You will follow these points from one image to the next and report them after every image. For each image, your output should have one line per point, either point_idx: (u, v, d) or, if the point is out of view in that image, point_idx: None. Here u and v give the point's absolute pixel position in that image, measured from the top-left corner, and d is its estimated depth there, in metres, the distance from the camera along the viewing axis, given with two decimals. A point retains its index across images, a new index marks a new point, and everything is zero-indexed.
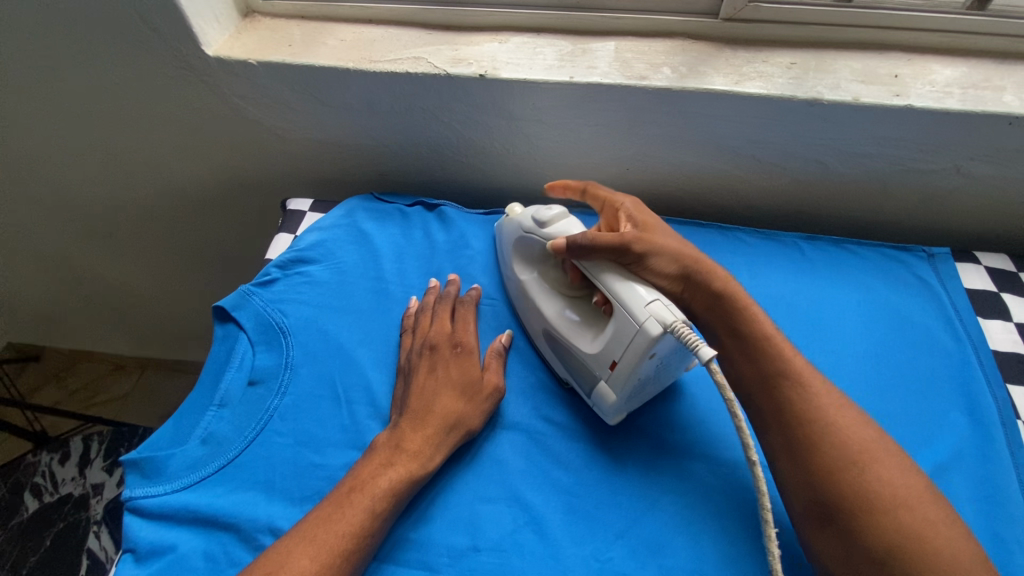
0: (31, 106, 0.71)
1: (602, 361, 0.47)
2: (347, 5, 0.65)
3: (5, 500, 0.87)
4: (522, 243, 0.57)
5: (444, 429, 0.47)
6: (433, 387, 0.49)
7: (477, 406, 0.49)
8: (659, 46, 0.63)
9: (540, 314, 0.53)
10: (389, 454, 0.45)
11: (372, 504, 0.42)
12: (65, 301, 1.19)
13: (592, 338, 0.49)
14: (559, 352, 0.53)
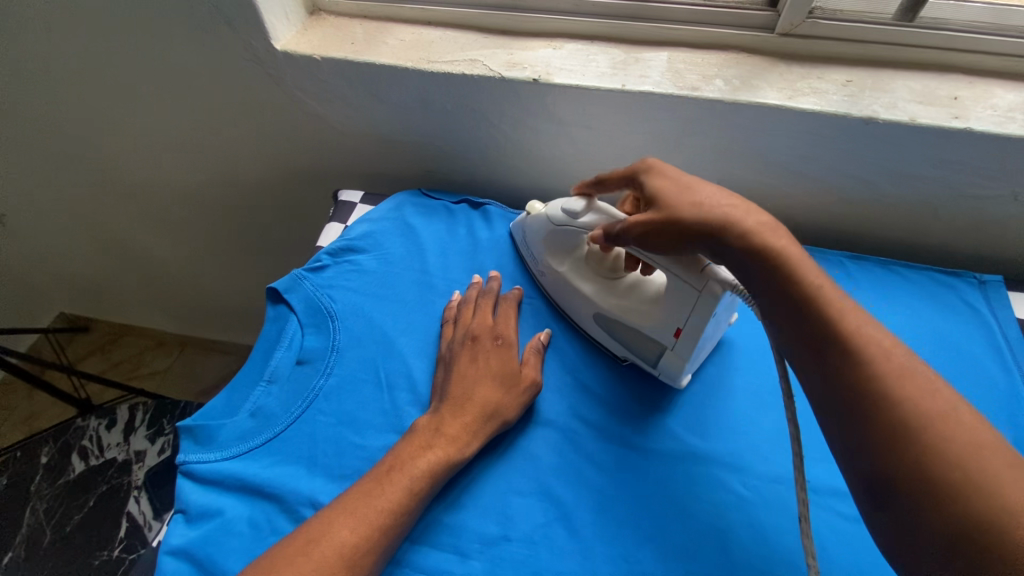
0: (108, 90, 0.76)
1: (665, 330, 0.51)
2: (408, 7, 0.68)
3: (55, 460, 0.92)
4: (551, 234, 0.59)
5: (481, 417, 0.48)
6: (473, 376, 0.51)
7: (515, 397, 0.50)
8: (713, 58, 0.63)
9: (584, 299, 0.57)
10: (427, 434, 0.47)
11: (411, 484, 0.43)
12: (118, 277, 1.25)
13: (649, 316, 0.52)
14: (616, 333, 0.56)
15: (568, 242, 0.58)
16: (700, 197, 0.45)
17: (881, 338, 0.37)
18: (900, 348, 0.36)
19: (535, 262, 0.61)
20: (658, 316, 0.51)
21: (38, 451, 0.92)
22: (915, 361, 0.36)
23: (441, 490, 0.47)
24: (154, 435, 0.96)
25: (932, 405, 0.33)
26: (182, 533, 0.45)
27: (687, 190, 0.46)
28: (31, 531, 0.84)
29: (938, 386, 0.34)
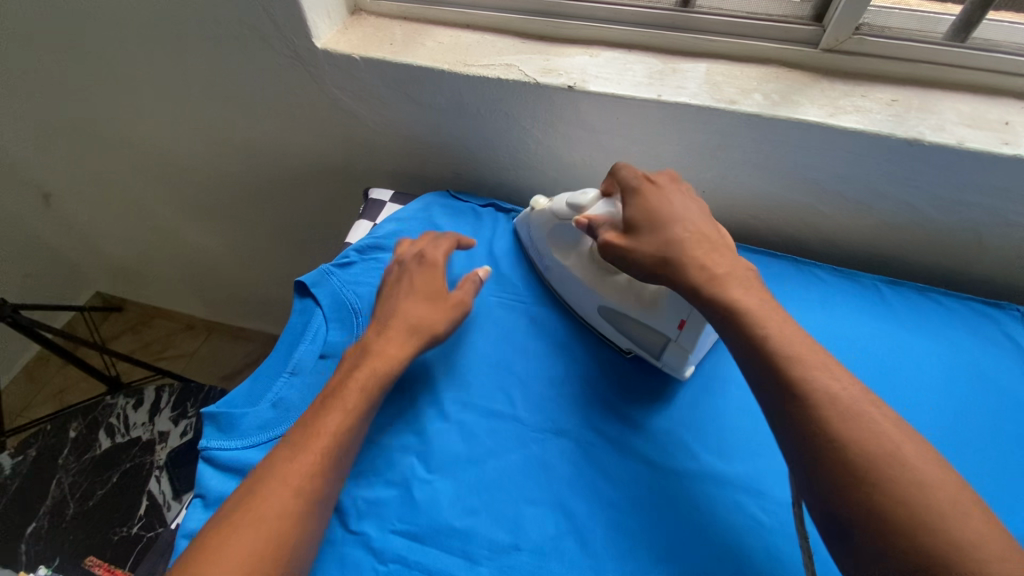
0: (154, 80, 0.78)
1: (670, 322, 0.52)
2: (448, 9, 0.68)
3: (82, 435, 0.94)
4: (557, 227, 0.60)
5: (407, 332, 0.52)
6: (399, 296, 0.55)
7: (443, 312, 0.54)
8: (752, 72, 0.62)
9: (588, 293, 0.57)
10: (357, 354, 0.50)
11: (347, 407, 0.46)
12: (152, 260, 1.29)
13: (656, 308, 0.53)
14: (621, 326, 0.57)
15: (573, 235, 0.60)
16: (659, 243, 0.50)
17: (832, 383, 0.40)
18: (849, 391, 0.39)
19: (541, 256, 0.63)
20: (662, 310, 0.53)
21: (68, 426, 0.95)
22: (864, 403, 0.39)
23: (452, 494, 0.47)
24: (179, 417, 0.97)
25: (878, 446, 0.36)
26: (199, 517, 0.46)
27: (652, 232, 0.50)
28: (56, 502, 0.86)
29: (885, 427, 0.37)
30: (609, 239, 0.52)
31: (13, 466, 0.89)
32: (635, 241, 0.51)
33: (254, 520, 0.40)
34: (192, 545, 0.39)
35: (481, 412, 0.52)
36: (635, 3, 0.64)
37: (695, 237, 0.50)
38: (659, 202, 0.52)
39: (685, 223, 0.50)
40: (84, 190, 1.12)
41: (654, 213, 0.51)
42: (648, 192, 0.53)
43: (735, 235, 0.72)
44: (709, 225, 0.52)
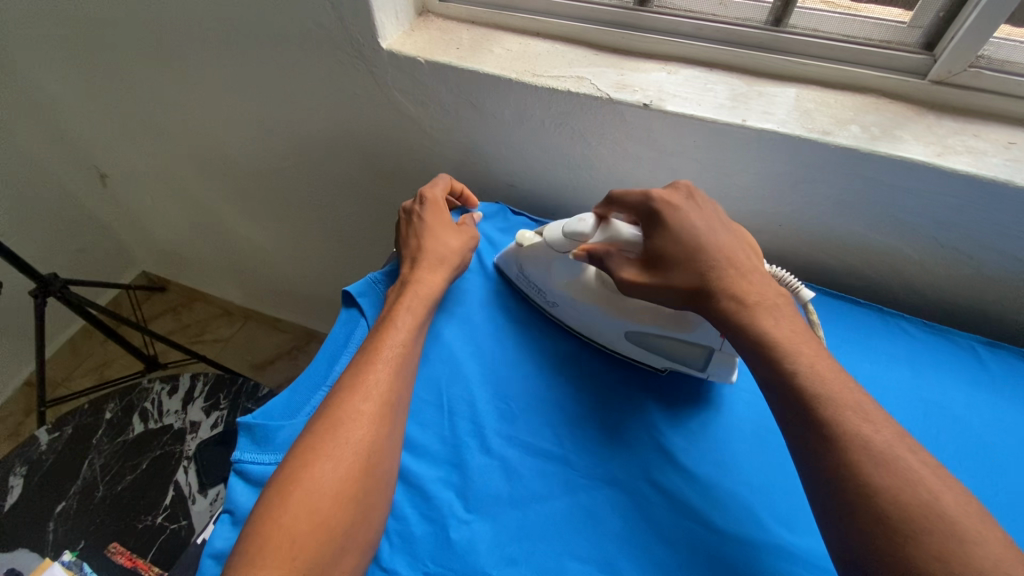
0: (217, 72, 0.78)
1: (712, 339, 0.49)
2: (520, 16, 0.65)
3: (117, 418, 0.94)
4: (556, 262, 0.56)
5: (436, 262, 0.56)
6: (421, 230, 0.58)
7: (464, 238, 0.60)
8: (848, 101, 0.57)
9: (610, 321, 0.53)
10: (396, 292, 0.54)
11: (408, 328, 0.50)
12: (197, 246, 1.31)
13: (688, 324, 0.50)
14: (652, 348, 0.53)
15: (574, 266, 0.55)
16: (688, 275, 0.46)
17: (864, 426, 0.36)
18: (884, 436, 0.36)
19: (541, 293, 0.58)
20: (697, 324, 0.50)
21: (104, 406, 0.95)
22: (901, 448, 0.35)
23: (492, 538, 0.44)
24: (210, 408, 0.95)
25: (913, 496, 0.33)
26: (227, 536, 0.43)
27: (681, 262, 0.47)
28: (86, 484, 0.87)
29: (923, 475, 0.34)
30: (631, 277, 0.48)
31: (49, 442, 0.90)
32: (661, 275, 0.47)
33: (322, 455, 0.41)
34: (273, 481, 0.40)
35: (529, 451, 0.49)
36: (721, 19, 0.60)
37: (725, 264, 0.46)
38: (687, 226, 0.48)
39: (716, 249, 0.47)
40: (140, 174, 1.13)
41: (681, 241, 0.47)
42: (671, 216, 0.48)
43: (808, 273, 0.67)
44: (740, 244, 0.48)
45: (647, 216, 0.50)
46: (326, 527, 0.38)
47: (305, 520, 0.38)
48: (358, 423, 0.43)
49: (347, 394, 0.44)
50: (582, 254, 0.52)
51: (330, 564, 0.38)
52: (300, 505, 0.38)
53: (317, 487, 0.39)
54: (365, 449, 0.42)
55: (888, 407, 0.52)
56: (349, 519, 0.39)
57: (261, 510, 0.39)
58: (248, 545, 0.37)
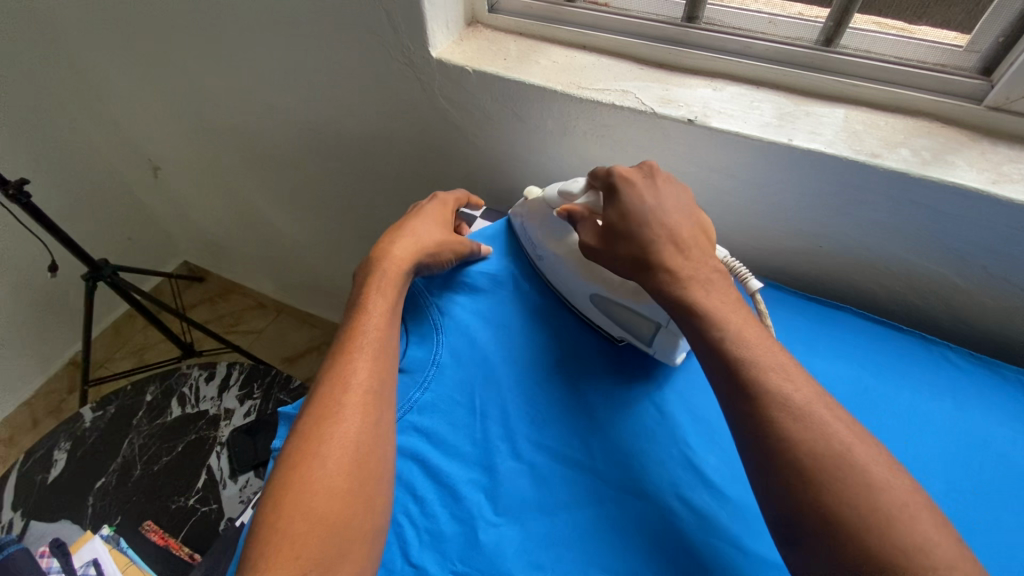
0: (272, 73, 0.81)
1: (656, 314, 0.52)
2: (567, 29, 0.66)
3: (157, 401, 0.97)
4: (550, 219, 0.59)
5: (410, 249, 0.56)
6: (407, 223, 0.59)
7: (447, 234, 0.60)
8: (898, 124, 0.56)
9: (579, 280, 0.57)
10: (366, 274, 0.55)
11: (387, 316, 0.52)
12: (237, 238, 1.35)
13: (639, 300, 0.53)
14: (611, 315, 0.56)
15: (562, 227, 0.58)
16: (630, 246, 0.49)
17: (786, 384, 0.39)
18: (804, 393, 0.39)
19: (533, 246, 0.62)
20: (647, 300, 0.52)
21: (144, 388, 0.98)
22: (819, 405, 0.38)
23: (519, 543, 0.44)
24: (244, 396, 0.97)
25: (826, 446, 0.36)
26: None
27: (625, 232, 0.49)
28: (126, 462, 0.91)
29: (836, 428, 0.37)
30: (585, 240, 0.52)
31: (93, 420, 0.94)
32: (607, 243, 0.50)
33: (313, 455, 0.42)
34: (271, 487, 0.41)
35: (558, 458, 0.49)
36: (771, 38, 0.60)
37: (666, 241, 0.48)
38: (636, 202, 0.50)
39: (659, 224, 0.49)
40: (189, 167, 1.18)
41: (626, 215, 0.50)
42: (624, 189, 0.51)
43: (846, 295, 0.66)
44: (691, 222, 0.50)
45: (609, 187, 0.52)
46: (327, 522, 0.39)
47: (302, 519, 0.39)
48: (341, 416, 0.44)
49: (330, 389, 0.45)
50: (563, 214, 0.55)
51: (338, 557, 0.39)
52: (301, 504, 0.40)
53: (310, 483, 0.41)
54: (353, 441, 0.43)
55: (923, 436, 0.51)
56: (350, 511, 0.40)
57: (264, 511, 0.40)
58: (258, 545, 0.38)
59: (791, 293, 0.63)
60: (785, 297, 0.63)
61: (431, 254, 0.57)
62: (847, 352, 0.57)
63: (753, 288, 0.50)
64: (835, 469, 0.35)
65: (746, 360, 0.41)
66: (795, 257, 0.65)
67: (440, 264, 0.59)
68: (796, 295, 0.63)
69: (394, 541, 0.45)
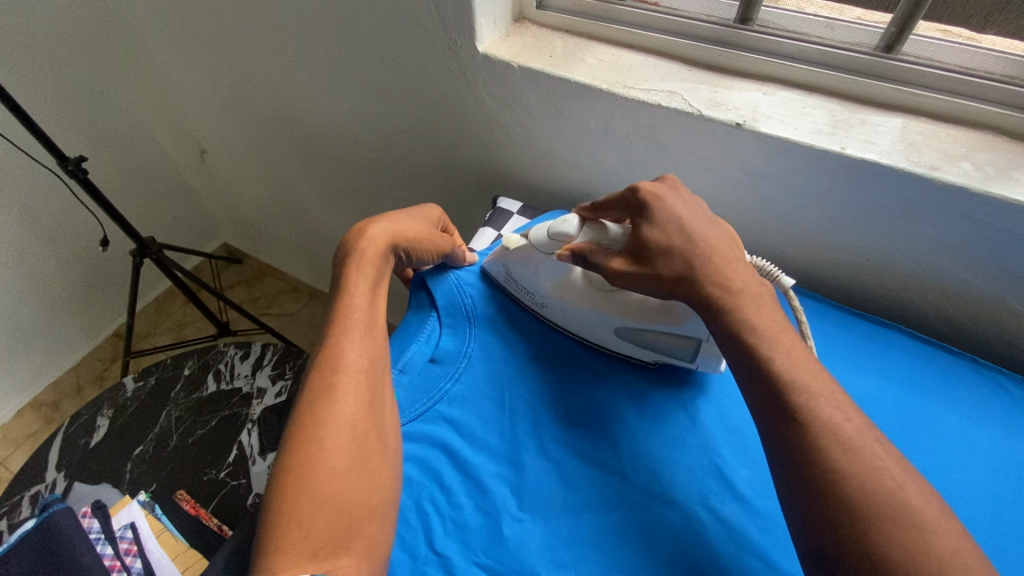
0: (320, 63, 0.82)
1: (698, 327, 0.50)
2: (614, 27, 0.66)
3: (194, 375, 1.00)
4: (543, 263, 0.57)
5: (384, 233, 0.56)
6: (385, 213, 0.59)
7: (423, 224, 0.60)
8: (960, 136, 0.54)
9: (599, 318, 0.54)
10: (345, 258, 0.55)
11: (370, 299, 0.52)
12: (276, 223, 1.39)
13: (676, 316, 0.51)
14: (644, 341, 0.54)
15: (558, 268, 0.57)
16: (674, 264, 0.47)
17: (834, 413, 0.38)
18: (853, 424, 0.38)
19: (531, 295, 0.58)
20: (685, 317, 0.51)
21: (183, 362, 1.02)
22: (867, 437, 0.37)
23: (542, 538, 0.45)
24: (277, 376, 0.99)
25: (863, 481, 0.35)
26: None
27: (664, 252, 0.47)
28: (163, 432, 0.94)
29: (880, 463, 0.36)
30: (617, 266, 0.50)
31: (135, 389, 0.99)
32: (645, 265, 0.48)
33: (310, 439, 0.43)
34: (275, 473, 0.42)
35: (581, 456, 0.49)
36: (828, 43, 0.58)
37: (706, 254, 0.47)
38: (674, 216, 0.48)
39: (697, 237, 0.47)
40: (234, 152, 1.22)
41: (666, 233, 0.47)
42: (656, 205, 0.49)
43: (890, 312, 0.64)
44: (720, 233, 0.49)
45: (636, 208, 0.50)
46: (333, 502, 0.40)
47: (305, 501, 0.40)
48: (334, 398, 0.45)
49: (322, 373, 0.46)
50: (567, 255, 0.53)
51: (347, 534, 0.40)
52: (305, 487, 0.41)
53: (311, 465, 0.41)
54: (347, 422, 0.44)
55: (968, 465, 0.49)
56: (354, 490, 0.41)
57: (270, 496, 0.41)
58: (270, 528, 0.39)
59: (834, 306, 0.61)
60: (828, 310, 0.61)
61: (410, 239, 0.57)
62: (891, 371, 0.55)
63: (786, 285, 0.50)
64: (874, 495, 0.34)
65: (787, 372, 0.40)
66: (840, 270, 0.63)
67: (419, 253, 0.58)
68: (841, 308, 0.61)
69: (418, 527, 0.46)
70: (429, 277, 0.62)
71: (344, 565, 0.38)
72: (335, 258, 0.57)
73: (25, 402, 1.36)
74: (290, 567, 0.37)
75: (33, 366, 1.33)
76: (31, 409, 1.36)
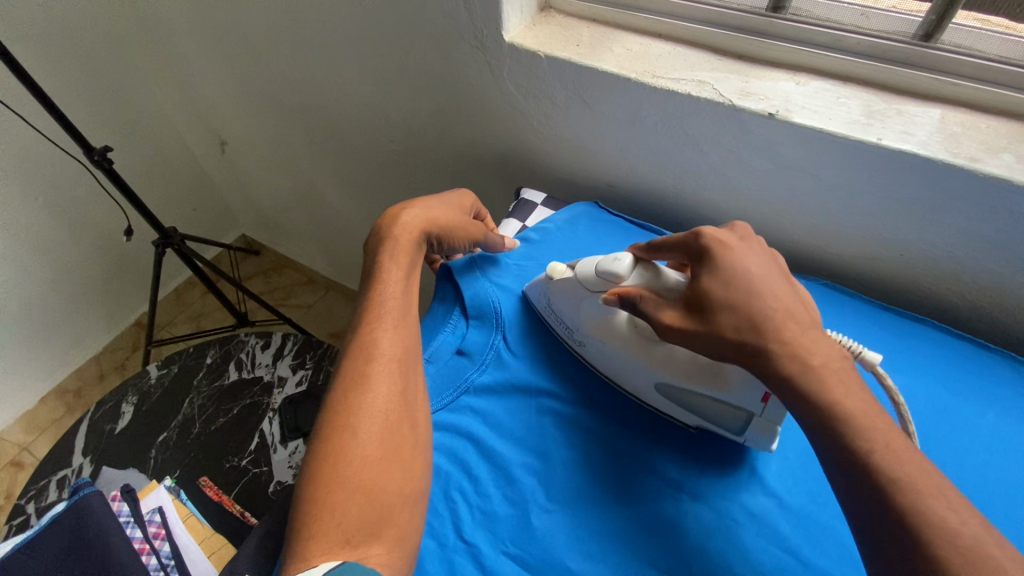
0: (343, 53, 0.82)
1: (755, 398, 0.46)
2: (642, 16, 0.65)
3: (216, 364, 1.02)
4: (586, 301, 0.54)
5: (418, 221, 0.56)
6: (421, 201, 0.59)
7: (457, 214, 0.60)
8: (1001, 127, 0.52)
9: (641, 369, 0.51)
10: (378, 246, 0.55)
11: (403, 288, 0.52)
12: (294, 214, 1.39)
13: (729, 381, 0.47)
14: (685, 403, 0.49)
15: (604, 309, 0.53)
16: (738, 321, 0.43)
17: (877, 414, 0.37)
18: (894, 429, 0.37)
19: (569, 331, 0.55)
20: (737, 384, 0.46)
21: (206, 351, 1.03)
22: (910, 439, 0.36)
23: (570, 530, 0.44)
24: (297, 366, 1.00)
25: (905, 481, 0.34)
26: None
27: (728, 308, 0.44)
28: (185, 420, 0.96)
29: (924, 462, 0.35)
30: (670, 320, 0.46)
31: (158, 376, 1.00)
32: (702, 321, 0.44)
33: (344, 427, 0.43)
34: (309, 460, 0.43)
35: (610, 449, 0.49)
36: (863, 31, 0.57)
37: (781, 316, 0.43)
38: (742, 271, 0.45)
39: (769, 297, 0.44)
40: (254, 142, 1.22)
41: (729, 286, 0.44)
42: (721, 255, 0.46)
43: (920, 307, 0.63)
44: (796, 299, 0.45)
45: (697, 255, 0.48)
46: (365, 490, 0.41)
47: (340, 489, 0.40)
48: (368, 387, 0.45)
49: (356, 362, 0.47)
50: (614, 300, 0.50)
51: (379, 522, 0.40)
52: (338, 475, 0.41)
53: (345, 454, 0.42)
54: (380, 410, 0.44)
55: (1007, 464, 0.47)
56: (386, 479, 0.42)
57: (304, 481, 0.42)
58: (304, 514, 0.40)
59: (865, 301, 0.60)
60: (859, 306, 0.60)
61: (444, 228, 0.57)
62: (927, 370, 0.54)
63: (874, 362, 0.44)
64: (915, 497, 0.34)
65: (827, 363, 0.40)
66: (870, 264, 0.62)
67: (451, 243, 0.59)
68: (872, 304, 0.60)
69: (447, 516, 0.46)
70: (455, 268, 0.61)
71: (375, 551, 0.39)
72: (368, 245, 0.57)
73: (49, 389, 1.38)
74: (323, 551, 0.37)
75: (59, 353, 1.36)
76: (55, 395, 1.38)
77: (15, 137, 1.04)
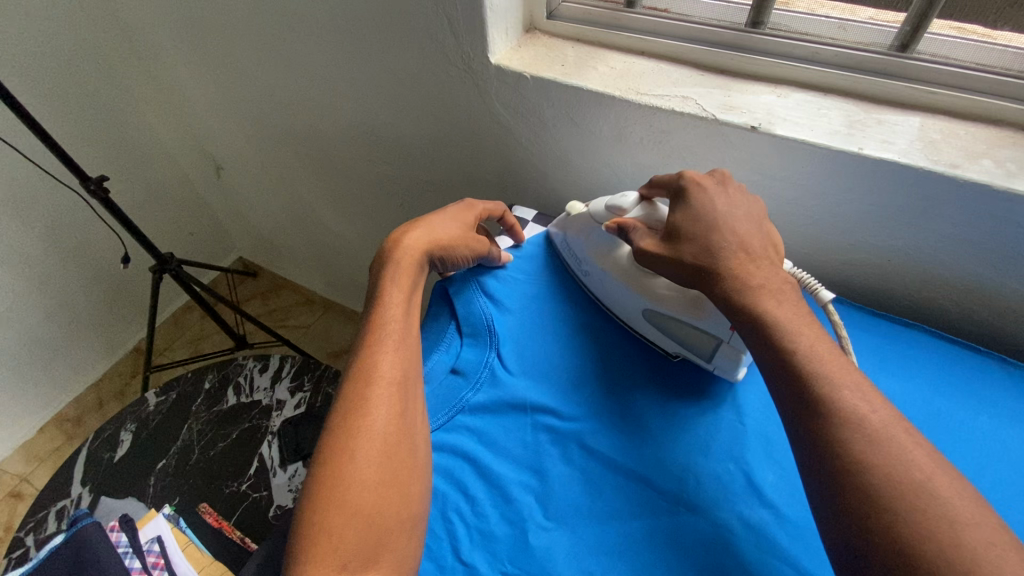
0: (333, 78, 0.84)
1: (722, 326, 0.50)
2: (625, 34, 0.66)
3: (214, 389, 1.01)
4: (595, 232, 0.59)
5: (420, 242, 0.57)
6: (426, 219, 0.60)
7: (464, 232, 0.60)
8: (981, 133, 0.53)
9: (631, 297, 0.56)
10: (382, 268, 0.56)
11: (404, 309, 0.53)
12: (290, 235, 1.40)
13: (700, 310, 0.52)
14: (667, 329, 0.55)
15: (608, 240, 0.58)
16: (696, 250, 0.48)
17: (857, 406, 0.38)
18: (876, 416, 0.38)
19: (578, 262, 0.61)
20: (710, 311, 0.51)
21: (203, 377, 1.03)
22: (890, 429, 0.37)
23: (569, 548, 0.44)
24: (296, 388, 1.00)
25: (897, 478, 0.35)
26: None
27: (691, 238, 0.48)
28: (184, 446, 0.96)
29: (911, 459, 0.35)
30: (646, 247, 0.51)
31: (156, 404, 1.00)
32: (671, 248, 0.49)
33: (344, 450, 0.43)
34: (309, 484, 0.43)
35: (609, 466, 0.49)
36: (840, 44, 0.58)
37: (735, 247, 0.47)
38: (706, 208, 0.49)
39: (729, 231, 0.48)
40: (248, 166, 1.23)
41: (695, 221, 0.49)
42: (693, 195, 0.50)
43: (913, 312, 0.63)
44: (759, 232, 0.49)
45: (675, 193, 0.52)
46: (362, 514, 0.41)
47: (338, 514, 0.40)
48: (367, 410, 0.45)
49: (358, 385, 0.47)
50: (613, 227, 0.55)
51: (377, 546, 0.40)
52: (336, 499, 0.41)
53: (344, 477, 0.42)
54: (380, 433, 0.44)
55: (1006, 469, 0.47)
56: (384, 503, 0.41)
57: (303, 505, 0.42)
58: (301, 540, 0.40)
59: (857, 307, 0.61)
60: (852, 311, 0.61)
61: (445, 246, 0.58)
62: (919, 373, 0.54)
63: (825, 298, 0.48)
64: (907, 497, 0.34)
65: (828, 363, 0.40)
66: (861, 271, 0.63)
67: (454, 259, 0.59)
68: (863, 309, 0.61)
69: (444, 537, 0.46)
70: (451, 287, 0.62)
71: None
72: (371, 267, 0.57)
73: (48, 418, 1.38)
74: None
75: (58, 382, 1.36)
76: (54, 425, 1.38)
77: (13, 169, 1.05)
